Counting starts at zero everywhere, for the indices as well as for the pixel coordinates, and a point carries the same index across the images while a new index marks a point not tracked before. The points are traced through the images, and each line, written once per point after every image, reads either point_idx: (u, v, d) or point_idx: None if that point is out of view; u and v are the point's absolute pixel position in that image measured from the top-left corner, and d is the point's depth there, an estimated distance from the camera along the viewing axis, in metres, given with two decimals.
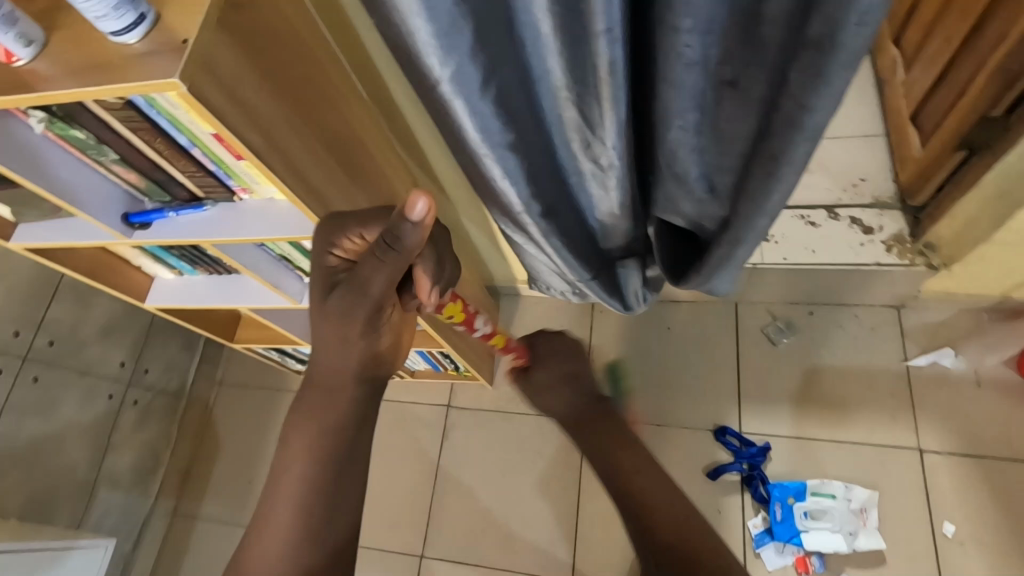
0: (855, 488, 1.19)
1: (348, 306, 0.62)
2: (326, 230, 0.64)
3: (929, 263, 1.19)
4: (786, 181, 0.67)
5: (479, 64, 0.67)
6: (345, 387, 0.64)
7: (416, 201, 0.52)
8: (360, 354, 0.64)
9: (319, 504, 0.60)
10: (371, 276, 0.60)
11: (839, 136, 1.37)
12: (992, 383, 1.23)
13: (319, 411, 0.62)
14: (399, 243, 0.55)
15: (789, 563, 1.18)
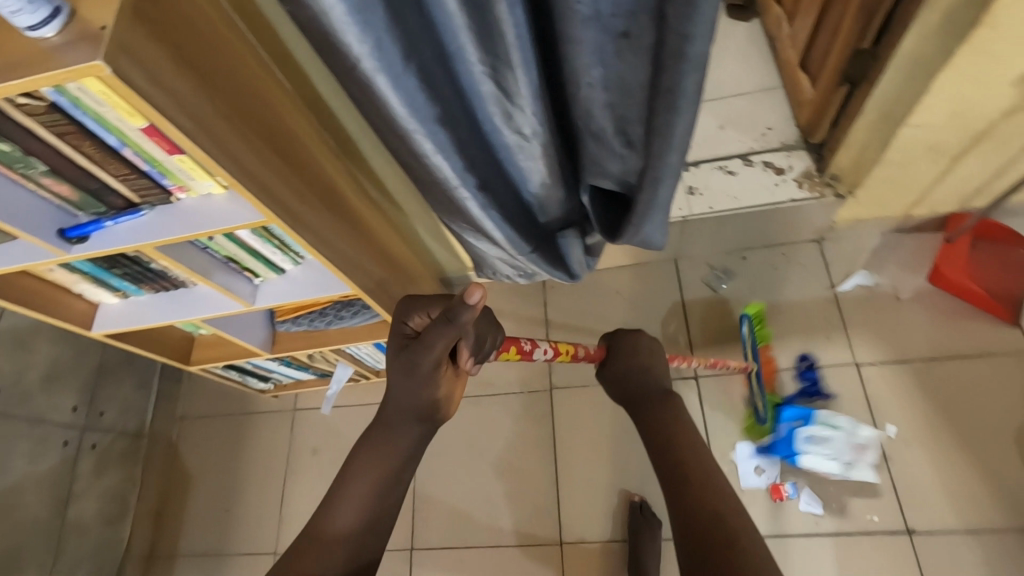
0: (863, 427, 1.22)
1: (410, 368, 0.69)
2: (404, 306, 0.74)
3: (837, 193, 1.30)
4: (688, 112, 0.73)
5: (398, 38, 0.65)
6: (408, 429, 0.70)
7: (472, 288, 0.58)
8: (422, 403, 0.70)
9: (378, 501, 0.65)
10: (431, 343, 0.66)
11: (742, 91, 1.47)
12: (910, 295, 1.35)
13: (383, 438, 0.69)
14: (454, 317, 0.62)
15: (766, 483, 1.25)
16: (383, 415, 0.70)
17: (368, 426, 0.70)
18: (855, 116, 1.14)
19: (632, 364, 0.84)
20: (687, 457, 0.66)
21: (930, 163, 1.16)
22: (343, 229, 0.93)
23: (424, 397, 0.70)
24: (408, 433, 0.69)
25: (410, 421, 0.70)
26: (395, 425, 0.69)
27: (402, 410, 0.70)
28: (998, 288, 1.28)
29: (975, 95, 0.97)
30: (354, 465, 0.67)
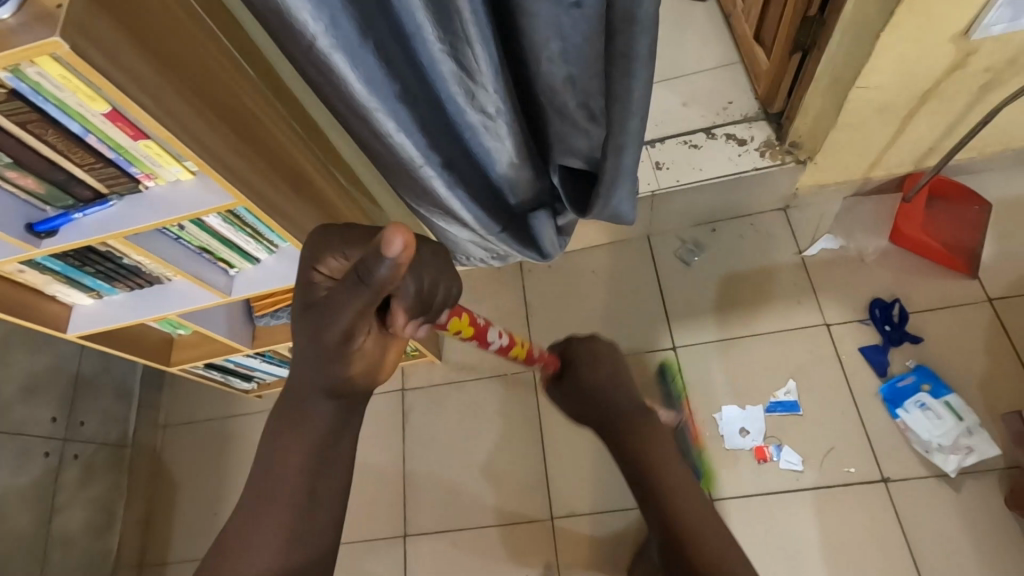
0: (985, 438, 1.19)
1: (320, 330, 0.61)
2: (313, 247, 0.64)
3: (797, 159, 1.33)
4: (642, 75, 0.76)
5: (352, 15, 0.68)
6: (318, 402, 0.64)
7: (392, 238, 0.49)
8: (331, 372, 0.63)
9: (297, 517, 0.63)
10: (343, 305, 0.59)
11: (702, 69, 1.51)
12: (874, 255, 1.39)
13: (295, 434, 0.64)
14: (365, 274, 0.54)
15: (750, 445, 1.27)
16: (292, 389, 0.65)
17: (279, 409, 0.65)
18: (808, 82, 1.18)
19: (600, 380, 0.92)
20: (664, 480, 0.78)
21: (882, 124, 1.21)
22: (315, 214, 0.95)
23: (338, 368, 0.63)
24: (320, 412, 0.64)
25: (321, 400, 0.64)
26: (307, 408, 0.64)
27: (312, 384, 0.64)
28: (953, 239, 1.34)
29: (918, 53, 1.02)
30: (269, 469, 0.64)
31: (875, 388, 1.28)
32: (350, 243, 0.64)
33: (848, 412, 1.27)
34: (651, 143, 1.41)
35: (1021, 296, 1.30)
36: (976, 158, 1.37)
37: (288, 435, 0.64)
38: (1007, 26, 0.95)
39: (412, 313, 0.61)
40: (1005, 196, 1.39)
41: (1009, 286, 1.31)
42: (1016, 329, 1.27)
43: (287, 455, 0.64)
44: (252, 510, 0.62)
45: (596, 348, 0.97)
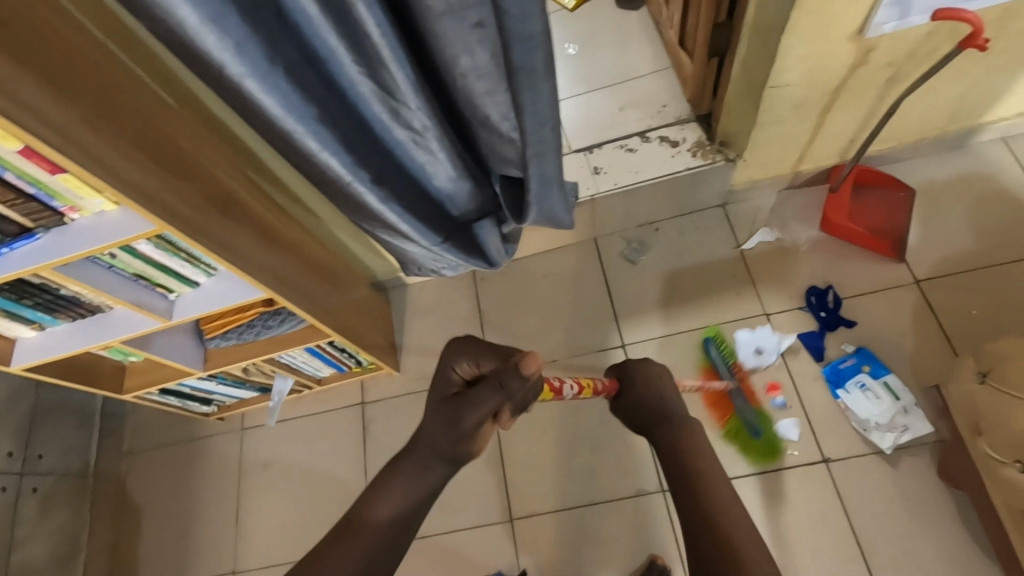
0: (917, 414, 1.23)
1: (456, 422, 0.71)
2: (450, 352, 0.76)
3: (727, 157, 1.38)
4: (544, 84, 0.80)
5: (259, 43, 0.72)
6: (436, 469, 0.72)
7: (531, 359, 0.69)
8: (453, 450, 0.71)
9: (388, 540, 0.68)
10: (480, 405, 0.70)
11: (637, 76, 1.57)
12: (808, 245, 1.45)
13: (411, 480, 0.70)
14: (504, 382, 0.69)
15: (765, 363, 1.35)
16: (415, 454, 0.72)
17: (399, 457, 0.73)
18: (727, 83, 1.24)
19: (651, 392, 0.85)
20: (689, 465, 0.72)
21: (801, 120, 1.27)
22: (251, 235, 0.97)
23: (460, 447, 0.71)
24: (434, 472, 0.71)
25: (438, 465, 0.72)
26: (422, 468, 0.71)
27: (433, 454, 0.71)
28: (880, 225, 1.40)
29: (821, 53, 1.08)
30: (382, 502, 0.69)
31: (818, 370, 1.32)
32: (483, 354, 0.75)
33: (789, 397, 1.31)
34: (590, 149, 1.46)
35: (947, 276, 1.36)
36: (898, 147, 1.44)
37: (403, 477, 0.71)
38: (896, 24, 1.02)
39: (520, 413, 0.74)
40: (928, 181, 1.45)
41: (935, 267, 1.37)
42: (943, 308, 1.33)
43: (400, 489, 0.70)
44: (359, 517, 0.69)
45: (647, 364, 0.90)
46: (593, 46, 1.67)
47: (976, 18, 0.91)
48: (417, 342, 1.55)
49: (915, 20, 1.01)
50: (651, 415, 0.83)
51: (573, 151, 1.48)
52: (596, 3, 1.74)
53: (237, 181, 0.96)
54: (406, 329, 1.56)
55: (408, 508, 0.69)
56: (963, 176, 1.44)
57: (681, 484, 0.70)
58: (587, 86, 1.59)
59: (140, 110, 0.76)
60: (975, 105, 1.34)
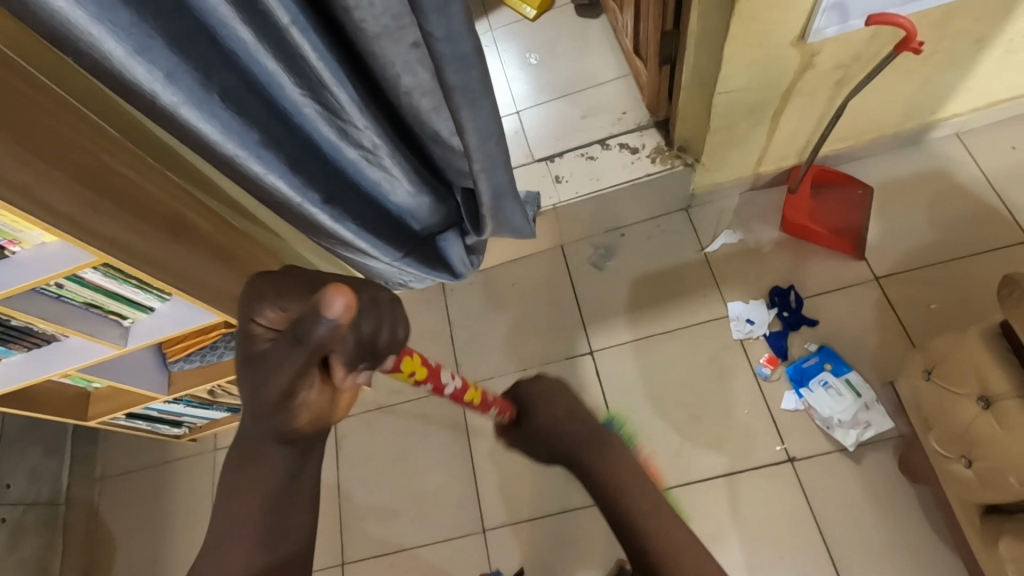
0: (878, 410, 1.25)
1: (264, 388, 0.56)
2: (248, 298, 0.58)
3: (686, 162, 1.39)
4: (483, 102, 0.81)
5: (193, 70, 0.73)
6: (271, 449, 0.60)
7: (333, 298, 0.49)
8: (276, 424, 0.58)
9: (258, 542, 0.60)
10: (281, 366, 0.54)
11: (598, 84, 1.59)
12: (771, 245, 1.46)
13: (249, 480, 0.60)
14: (302, 334, 0.52)
15: (753, 334, 1.37)
16: (243, 438, 0.60)
17: (231, 455, 0.61)
18: (679, 90, 1.25)
19: (551, 413, 0.85)
20: (632, 503, 0.71)
21: (756, 124, 1.28)
22: (204, 258, 0.97)
23: (283, 421, 0.58)
24: (272, 459, 0.60)
25: (273, 447, 0.60)
26: (257, 456, 0.60)
27: (262, 431, 0.59)
28: (840, 222, 1.42)
29: (766, 58, 1.09)
30: (228, 516, 0.60)
31: (782, 371, 1.33)
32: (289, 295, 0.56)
33: (753, 397, 1.33)
34: (552, 158, 1.48)
35: (906, 271, 1.38)
36: (856, 145, 1.46)
37: (241, 479, 0.60)
38: (838, 29, 1.03)
39: (351, 368, 0.55)
40: (886, 177, 1.48)
41: (895, 263, 1.39)
42: (904, 304, 1.35)
43: (242, 496, 0.60)
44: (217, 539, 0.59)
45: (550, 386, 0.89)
46: (555, 55, 1.68)
47: (909, 24, 0.93)
48: None
49: (856, 24, 1.03)
50: (558, 442, 0.82)
51: (535, 160, 1.49)
52: (558, 10, 1.76)
53: (188, 204, 0.96)
54: None
55: (259, 509, 0.60)
56: (920, 171, 1.46)
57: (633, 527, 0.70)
58: (550, 94, 1.61)
59: (80, 141, 0.76)
60: (927, 102, 1.37)
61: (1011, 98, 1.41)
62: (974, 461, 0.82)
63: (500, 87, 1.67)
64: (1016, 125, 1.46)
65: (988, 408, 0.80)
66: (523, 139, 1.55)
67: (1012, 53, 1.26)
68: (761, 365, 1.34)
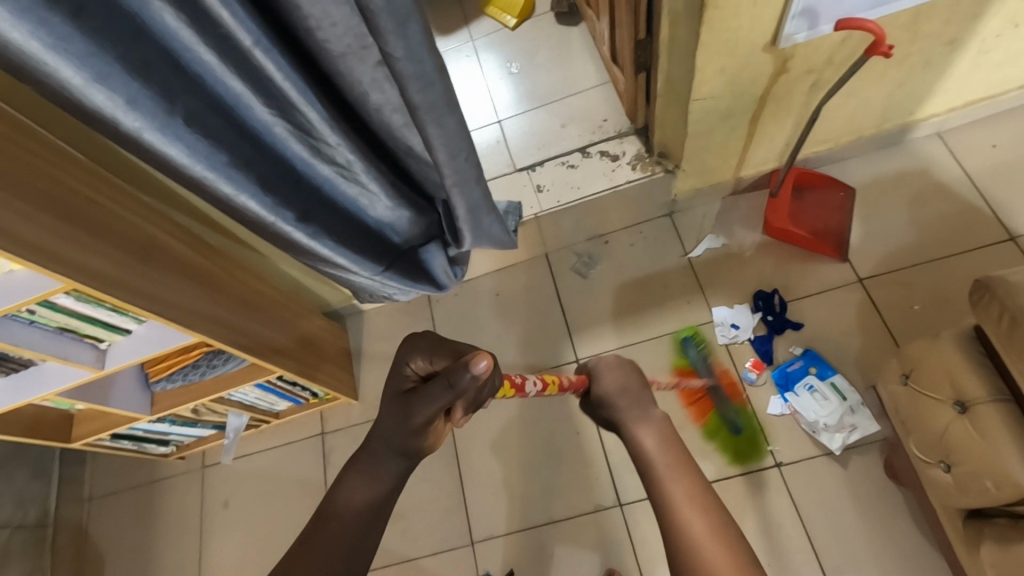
0: (864, 412, 1.24)
1: (407, 416, 0.75)
2: (405, 349, 0.80)
3: (666, 169, 1.40)
4: (449, 119, 0.81)
5: (155, 95, 0.73)
6: (390, 462, 0.74)
7: (481, 357, 0.70)
8: (405, 443, 0.74)
9: (352, 539, 0.69)
10: (431, 399, 0.73)
11: (577, 91, 1.59)
12: (754, 249, 1.46)
13: (370, 479, 0.73)
14: (454, 381, 0.71)
15: (738, 339, 1.37)
16: (369, 448, 0.75)
17: (356, 455, 0.75)
18: (655, 98, 1.24)
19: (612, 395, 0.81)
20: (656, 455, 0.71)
21: (733, 130, 1.28)
22: (180, 279, 0.97)
23: (413, 440, 0.75)
24: (389, 470, 0.73)
25: (392, 460, 0.74)
26: (377, 464, 0.74)
27: (387, 447, 0.74)
28: (822, 225, 1.42)
29: (738, 65, 1.09)
30: (335, 504, 0.71)
31: (767, 376, 1.32)
32: (437, 351, 0.78)
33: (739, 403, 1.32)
34: (533, 168, 1.48)
35: (890, 273, 1.37)
36: (836, 148, 1.46)
37: (359, 475, 0.73)
38: (808, 33, 1.03)
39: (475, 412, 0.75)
40: (868, 179, 1.47)
41: (878, 265, 1.38)
42: (888, 305, 1.34)
43: (355, 490, 0.72)
44: (318, 526, 0.69)
45: (628, 376, 0.83)
46: (536, 62, 1.69)
47: (877, 28, 0.93)
48: (376, 367, 1.55)
49: (824, 30, 1.03)
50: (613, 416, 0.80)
51: (517, 170, 1.50)
52: (538, 19, 1.76)
53: (159, 226, 0.96)
54: (364, 357, 1.56)
55: (367, 508, 0.71)
56: (901, 172, 1.46)
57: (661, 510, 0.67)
58: (530, 103, 1.62)
59: (44, 168, 0.76)
60: (904, 103, 1.37)
61: (990, 97, 1.41)
62: (952, 466, 0.82)
63: (481, 97, 1.67)
64: (996, 123, 1.45)
65: (964, 413, 0.79)
66: (503, 149, 1.55)
67: (986, 53, 1.26)
68: (745, 370, 1.34)
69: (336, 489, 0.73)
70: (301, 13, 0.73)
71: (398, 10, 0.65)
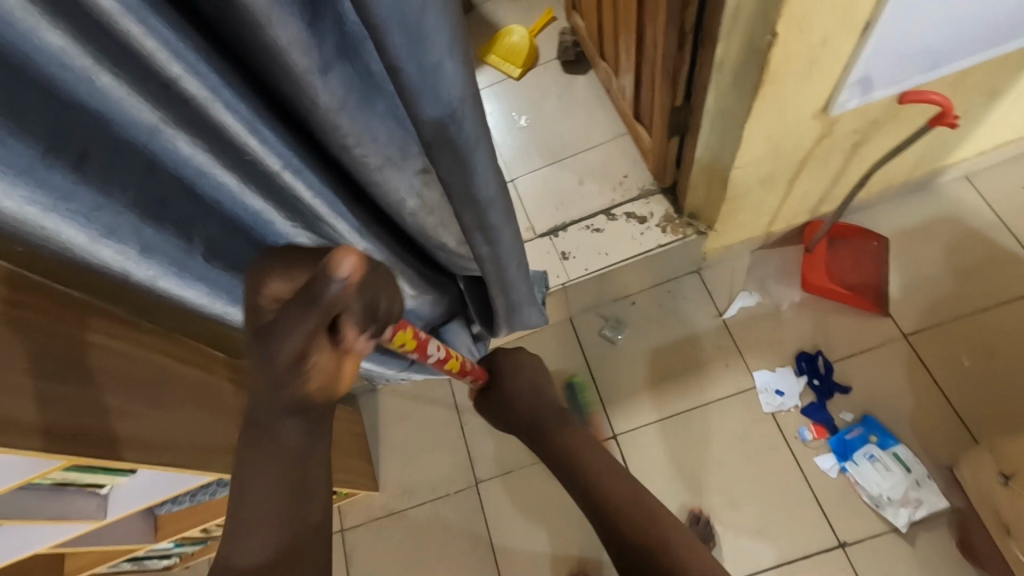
0: (927, 484, 1.18)
1: (274, 354, 0.56)
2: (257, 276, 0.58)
3: (698, 230, 1.32)
4: (505, 234, 0.72)
5: (170, 235, 0.62)
6: (282, 420, 0.60)
7: (341, 259, 0.50)
8: (290, 393, 0.58)
9: (286, 513, 0.61)
10: (295, 327, 0.54)
11: (592, 145, 1.51)
12: (791, 306, 1.39)
13: (266, 454, 0.61)
14: (318, 295, 0.52)
15: (786, 406, 1.30)
16: (254, 413, 0.60)
17: (248, 420, 0.61)
18: (691, 162, 1.16)
19: (529, 390, 1.02)
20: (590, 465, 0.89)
21: (770, 190, 1.22)
22: (190, 409, 0.86)
23: (294, 385, 0.58)
24: (288, 433, 0.61)
25: (285, 416, 0.60)
26: (271, 432, 0.61)
27: (271, 402, 0.59)
28: (859, 279, 1.36)
29: (786, 131, 1.02)
30: (244, 506, 0.60)
31: (824, 440, 1.26)
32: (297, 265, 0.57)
33: (793, 478, 1.24)
34: (555, 232, 1.39)
35: (934, 327, 1.32)
36: (865, 197, 1.41)
37: (256, 459, 0.61)
38: (861, 100, 0.97)
39: (362, 327, 0.57)
40: (898, 226, 1.42)
41: (921, 319, 1.33)
42: (936, 363, 1.28)
43: (265, 476, 0.61)
44: (242, 523, 0.60)
45: (540, 377, 1.04)
46: (544, 115, 1.60)
47: (945, 100, 0.86)
48: (395, 453, 1.44)
49: (878, 96, 0.98)
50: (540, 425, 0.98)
51: (538, 235, 1.40)
52: (542, 67, 1.68)
53: (166, 354, 0.84)
54: (382, 443, 1.45)
55: (279, 482, 0.61)
56: (931, 218, 1.42)
57: (616, 509, 0.82)
58: (542, 160, 1.53)
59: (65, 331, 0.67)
60: (936, 151, 1.32)
61: (1016, 139, 1.38)
62: None
63: None
64: (1020, 164, 1.42)
65: None
66: (519, 210, 1.46)
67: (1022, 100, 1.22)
68: (802, 428, 1.27)
69: (244, 468, 0.61)
70: (335, 129, 0.62)
71: (466, 140, 0.55)
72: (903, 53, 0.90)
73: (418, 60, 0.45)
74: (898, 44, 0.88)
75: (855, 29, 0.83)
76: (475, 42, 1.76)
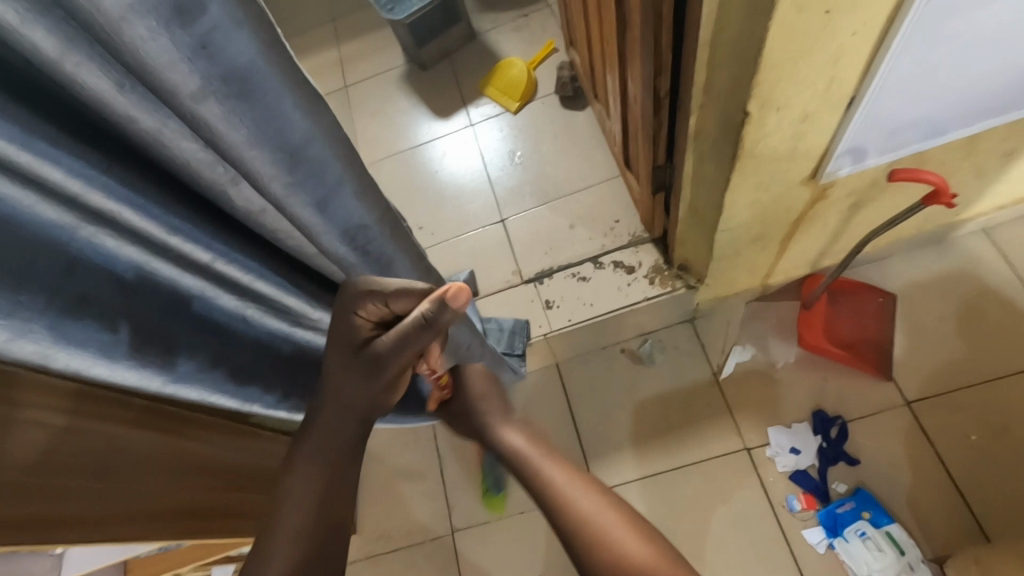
0: (921, 569, 1.10)
1: (376, 369, 0.64)
2: (346, 298, 0.61)
3: (688, 283, 1.27)
4: None
5: (97, 327, 0.60)
6: (348, 425, 0.70)
7: (457, 292, 0.57)
8: (374, 397, 0.68)
9: (319, 511, 0.69)
10: (405, 349, 0.62)
11: (586, 186, 1.47)
12: (787, 364, 1.32)
13: (325, 453, 0.69)
14: (433, 322, 0.59)
15: (778, 468, 1.23)
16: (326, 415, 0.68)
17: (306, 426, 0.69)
18: (676, 219, 1.11)
19: None
20: None
21: (762, 249, 1.15)
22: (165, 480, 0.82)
23: (383, 387, 0.67)
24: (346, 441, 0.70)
25: (350, 423, 0.70)
26: (332, 436, 0.70)
27: (352, 407, 0.68)
28: (859, 340, 1.28)
29: (773, 198, 0.97)
30: (295, 491, 0.68)
31: (814, 511, 1.19)
32: (391, 292, 0.59)
33: (779, 551, 1.18)
34: (540, 279, 1.36)
35: (939, 395, 1.24)
36: (872, 250, 1.33)
37: (309, 460, 0.69)
38: (852, 168, 0.91)
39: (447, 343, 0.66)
40: (907, 282, 1.34)
41: (925, 385, 1.25)
42: (941, 435, 1.20)
43: (308, 475, 0.68)
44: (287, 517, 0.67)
45: None
46: (539, 151, 1.56)
47: (938, 179, 0.82)
48: (373, 495, 1.43)
49: (871, 164, 0.91)
50: None
51: (524, 280, 1.37)
52: (540, 101, 1.64)
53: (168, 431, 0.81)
54: (362, 483, 1.44)
55: (324, 484, 0.69)
56: (943, 275, 1.33)
57: None
58: (534, 199, 1.49)
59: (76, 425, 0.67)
60: (949, 207, 1.24)
61: None
62: None
63: (479, 191, 1.55)
64: None
65: None
66: (507, 252, 1.43)
67: None
68: (790, 498, 1.21)
69: (293, 462, 0.69)
70: (262, 227, 0.60)
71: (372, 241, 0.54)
72: (895, 124, 0.84)
73: (309, 185, 0.44)
74: (888, 117, 0.81)
75: (839, 105, 0.77)
76: (475, 74, 1.73)
